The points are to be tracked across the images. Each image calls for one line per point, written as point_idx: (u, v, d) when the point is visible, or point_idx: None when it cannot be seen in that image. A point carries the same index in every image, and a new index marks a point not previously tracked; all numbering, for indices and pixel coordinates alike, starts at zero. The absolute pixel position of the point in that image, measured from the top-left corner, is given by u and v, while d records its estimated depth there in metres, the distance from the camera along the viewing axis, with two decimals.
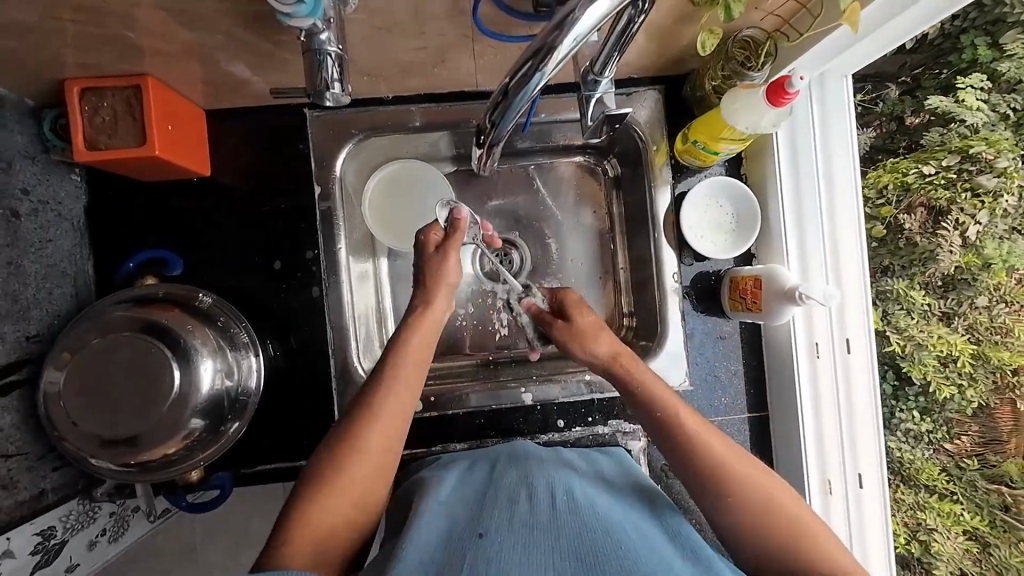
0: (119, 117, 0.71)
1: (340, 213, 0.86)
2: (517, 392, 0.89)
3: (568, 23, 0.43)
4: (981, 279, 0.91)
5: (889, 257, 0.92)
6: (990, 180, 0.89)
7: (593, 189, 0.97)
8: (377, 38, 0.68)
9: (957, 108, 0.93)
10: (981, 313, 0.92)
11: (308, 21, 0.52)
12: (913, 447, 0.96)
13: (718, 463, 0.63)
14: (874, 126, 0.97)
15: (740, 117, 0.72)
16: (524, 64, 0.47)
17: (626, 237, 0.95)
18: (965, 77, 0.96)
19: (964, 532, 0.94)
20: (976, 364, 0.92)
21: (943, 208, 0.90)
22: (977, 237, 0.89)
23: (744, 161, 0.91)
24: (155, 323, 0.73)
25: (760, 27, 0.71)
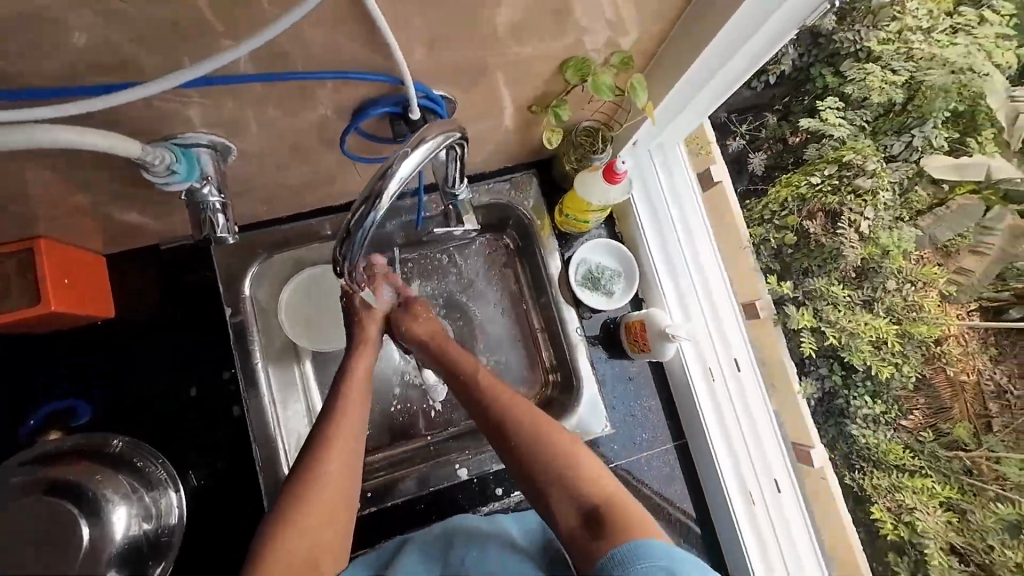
0: (13, 281, 0.73)
1: (254, 327, 0.90)
2: (453, 468, 0.92)
3: (389, 173, 0.51)
4: (885, 266, 0.92)
5: (805, 260, 0.95)
6: (867, 181, 0.92)
7: (500, 261, 1.06)
8: (265, 174, 0.75)
9: (824, 125, 0.92)
10: (896, 296, 0.92)
11: (186, 183, 0.60)
12: (875, 431, 0.90)
13: (521, 425, 0.71)
14: (764, 149, 0.97)
15: (591, 194, 0.85)
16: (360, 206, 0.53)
17: (536, 299, 1.04)
18: (823, 100, 0.93)
19: (941, 504, 0.86)
20: (904, 342, 0.90)
21: (836, 210, 0.93)
22: (870, 230, 0.93)
23: (615, 222, 1.04)
24: (58, 481, 0.67)
25: (594, 120, 0.86)
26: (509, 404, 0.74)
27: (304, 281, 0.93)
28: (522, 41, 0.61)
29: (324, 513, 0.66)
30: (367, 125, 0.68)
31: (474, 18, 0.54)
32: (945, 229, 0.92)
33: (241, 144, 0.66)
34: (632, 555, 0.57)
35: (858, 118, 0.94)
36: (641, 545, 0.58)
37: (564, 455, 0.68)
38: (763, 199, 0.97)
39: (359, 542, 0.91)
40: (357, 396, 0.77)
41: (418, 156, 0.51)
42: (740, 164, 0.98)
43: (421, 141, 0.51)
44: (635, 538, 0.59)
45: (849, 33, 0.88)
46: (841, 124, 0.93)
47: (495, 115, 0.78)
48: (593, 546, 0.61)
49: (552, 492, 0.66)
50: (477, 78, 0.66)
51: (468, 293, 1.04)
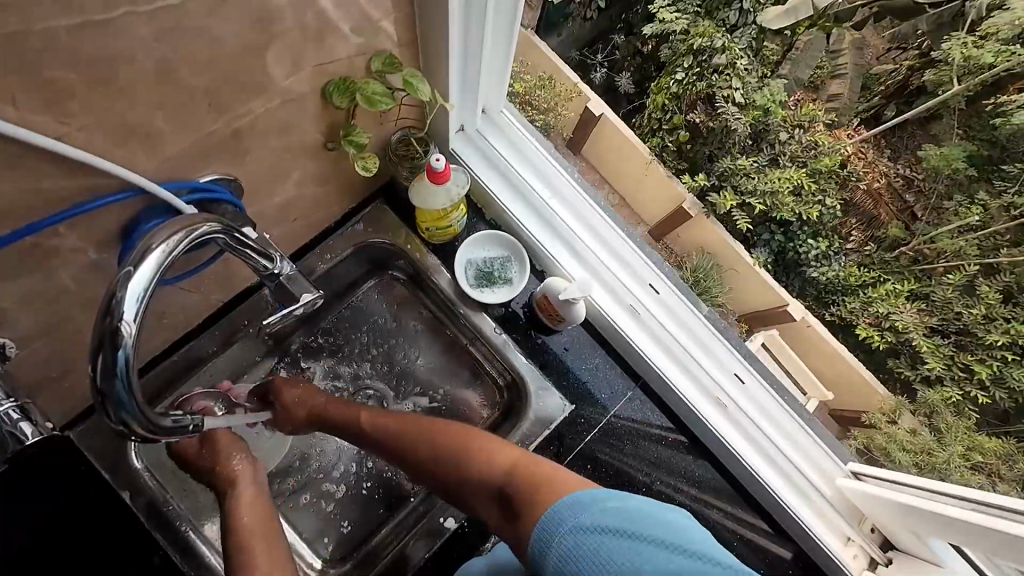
0: None
1: (165, 498, 0.81)
2: (440, 523, 0.88)
3: (117, 302, 0.40)
4: (771, 122, 0.97)
5: (705, 148, 1.00)
6: (722, 57, 0.96)
7: (397, 295, 1.00)
8: (73, 344, 0.66)
9: (666, 23, 0.95)
10: (791, 144, 0.97)
11: None
12: (828, 263, 0.92)
13: (433, 447, 0.72)
14: (626, 68, 1.01)
15: (432, 198, 0.81)
16: (98, 357, 0.41)
17: (449, 315, 0.98)
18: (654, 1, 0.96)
19: (909, 298, 0.83)
20: (818, 180, 0.94)
21: (711, 92, 0.97)
22: (745, 97, 0.97)
23: (483, 210, 0.99)
24: None
25: (401, 127, 0.82)
26: (406, 435, 0.76)
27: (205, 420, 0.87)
28: (254, 88, 0.54)
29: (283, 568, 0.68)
30: None
31: (175, 90, 0.47)
32: (804, 67, 0.96)
33: (12, 329, 0.57)
34: (576, 508, 0.56)
35: (687, 8, 1.00)
36: (556, 507, 0.58)
37: (467, 456, 0.70)
38: (644, 113, 1.01)
39: None
40: (251, 511, 0.75)
41: (151, 267, 0.41)
42: (610, 93, 1.03)
43: (151, 247, 0.41)
44: (548, 502, 0.59)
45: None
46: (676, 19, 0.96)
47: (293, 167, 0.71)
48: (515, 528, 0.62)
49: (478, 492, 0.68)
50: (238, 142, 0.59)
51: (380, 343, 0.99)
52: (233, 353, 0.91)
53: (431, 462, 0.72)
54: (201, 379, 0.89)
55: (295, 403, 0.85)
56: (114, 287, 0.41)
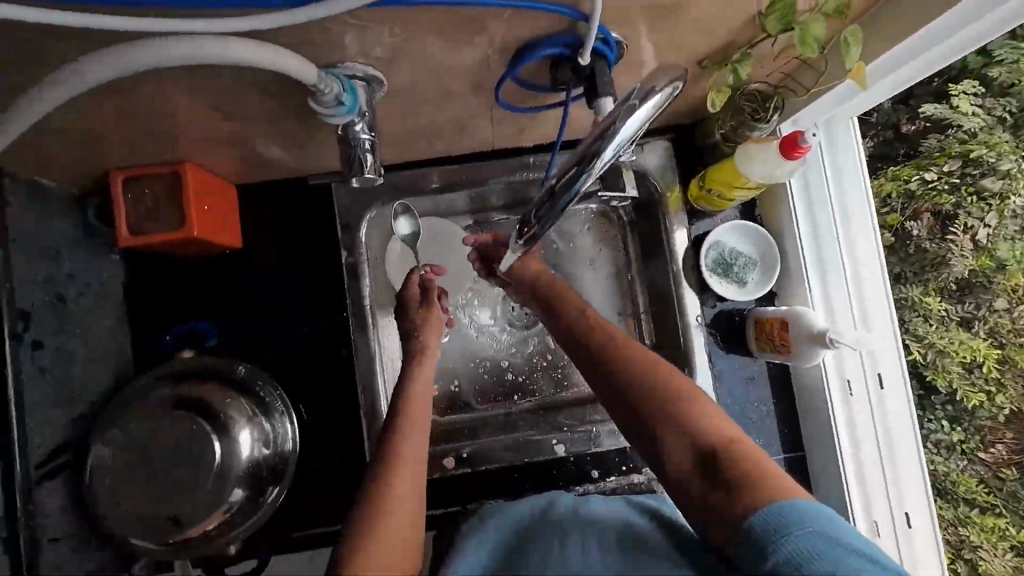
0: (161, 202, 0.76)
1: (363, 266, 0.87)
2: (550, 444, 0.88)
3: (610, 133, 0.47)
4: (996, 282, 0.85)
5: (900, 266, 0.89)
6: (994, 183, 0.83)
7: (607, 231, 0.96)
8: (402, 116, 0.71)
9: (952, 113, 0.85)
10: (1002, 317, 0.85)
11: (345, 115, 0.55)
12: (947, 458, 0.89)
13: (647, 368, 0.66)
14: (869, 134, 0.89)
15: (750, 166, 0.74)
16: (570, 169, 0.52)
17: (644, 273, 0.94)
18: (958, 83, 0.85)
19: (1011, 548, 0.85)
20: (1003, 368, 0.84)
21: (948, 212, 0.86)
22: (987, 240, 0.85)
23: (758, 204, 0.92)
24: (195, 399, 0.78)
25: (767, 81, 0.74)
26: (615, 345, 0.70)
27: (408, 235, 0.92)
28: None
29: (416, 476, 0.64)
30: (526, 70, 0.61)
31: None
32: None
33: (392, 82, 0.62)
34: (828, 518, 0.49)
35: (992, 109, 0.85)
36: (792, 506, 0.49)
37: (683, 402, 0.61)
38: None
39: (451, 497, 0.90)
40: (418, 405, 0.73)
41: (644, 110, 0.47)
42: None
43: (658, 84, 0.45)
44: (791, 501, 0.50)
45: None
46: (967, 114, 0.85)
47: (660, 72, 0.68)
48: (712, 495, 0.54)
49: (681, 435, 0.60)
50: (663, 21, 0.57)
51: (569, 264, 0.95)
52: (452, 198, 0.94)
53: (638, 378, 0.65)
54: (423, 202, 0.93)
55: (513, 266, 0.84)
56: (611, 118, 0.48)
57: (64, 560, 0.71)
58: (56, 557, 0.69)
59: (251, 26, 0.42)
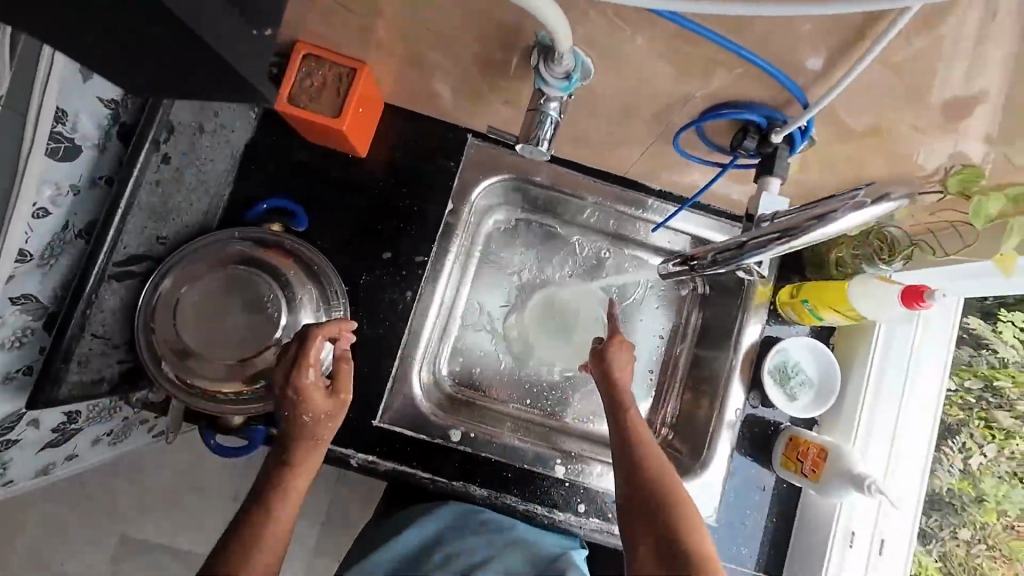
0: (325, 86, 0.79)
1: (458, 234, 0.93)
2: (552, 460, 0.89)
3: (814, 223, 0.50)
4: (967, 511, 0.88)
5: None
6: (1007, 419, 0.87)
7: (675, 299, 1.03)
8: (576, 112, 0.74)
9: (992, 336, 0.87)
10: (959, 546, 0.88)
11: (558, 92, 0.58)
12: None
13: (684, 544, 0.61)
14: None
15: (860, 300, 0.76)
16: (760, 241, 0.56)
17: (692, 350, 1.01)
18: (1012, 311, 0.86)
19: None
20: None
21: (953, 427, 0.89)
22: (978, 467, 0.88)
23: (834, 331, 0.93)
24: (274, 269, 0.82)
25: (903, 229, 0.77)
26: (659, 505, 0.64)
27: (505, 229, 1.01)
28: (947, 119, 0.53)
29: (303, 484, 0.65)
30: (710, 124, 0.65)
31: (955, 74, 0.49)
32: None
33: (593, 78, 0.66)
34: None
35: None
36: None
37: None
38: None
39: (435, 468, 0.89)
40: (310, 439, 0.67)
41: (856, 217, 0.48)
42: None
43: (869, 202, 0.46)
44: None
45: None
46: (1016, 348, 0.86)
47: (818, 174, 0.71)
48: None
49: None
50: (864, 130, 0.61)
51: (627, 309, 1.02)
52: (559, 199, 0.97)
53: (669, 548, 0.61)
54: (531, 192, 0.97)
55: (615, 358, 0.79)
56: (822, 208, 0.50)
57: (89, 359, 0.71)
58: (85, 351, 0.69)
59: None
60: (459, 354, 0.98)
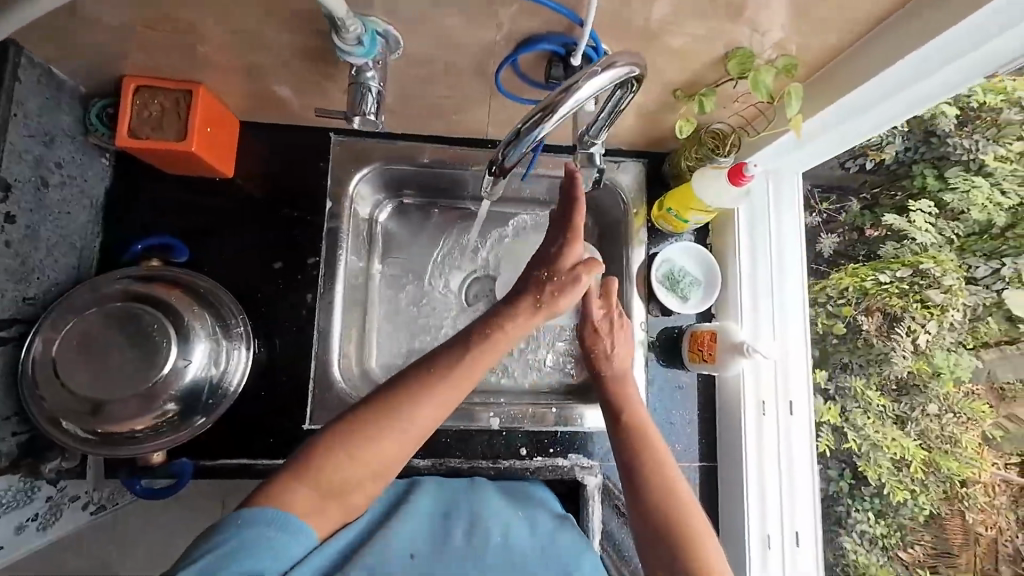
0: (165, 114, 0.79)
1: (345, 231, 0.94)
2: (483, 416, 0.92)
3: (571, 90, 0.51)
4: (932, 388, 0.89)
5: (848, 356, 0.95)
6: (939, 296, 0.88)
7: (579, 240, 1.06)
8: (411, 84, 0.79)
9: (910, 226, 0.90)
10: (934, 422, 0.89)
11: (361, 60, 0.61)
12: (869, 551, 0.93)
13: (679, 509, 0.66)
14: (837, 233, 0.98)
15: (705, 192, 0.84)
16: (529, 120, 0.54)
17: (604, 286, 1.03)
18: (917, 201, 0.90)
19: None
20: (929, 472, 0.89)
21: (897, 314, 0.92)
22: (927, 345, 0.90)
23: (710, 233, 1.03)
24: (156, 299, 0.79)
25: (727, 122, 0.85)
26: (661, 496, 0.67)
27: (401, 220, 1.03)
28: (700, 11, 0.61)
29: (422, 429, 0.61)
30: (524, 61, 0.70)
31: None
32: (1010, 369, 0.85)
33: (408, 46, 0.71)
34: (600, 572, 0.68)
35: (947, 229, 0.89)
36: None
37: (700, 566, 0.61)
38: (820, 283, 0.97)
39: None
40: (452, 394, 0.63)
41: (600, 81, 0.51)
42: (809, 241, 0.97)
43: (597, 68, 0.50)
44: None
45: (964, 140, 0.84)
46: (929, 230, 0.90)
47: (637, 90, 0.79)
48: None
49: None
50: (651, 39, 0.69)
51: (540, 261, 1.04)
52: (437, 174, 0.98)
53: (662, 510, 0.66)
54: (411, 173, 0.98)
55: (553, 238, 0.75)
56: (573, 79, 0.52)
57: None
58: None
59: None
60: (385, 346, 0.97)
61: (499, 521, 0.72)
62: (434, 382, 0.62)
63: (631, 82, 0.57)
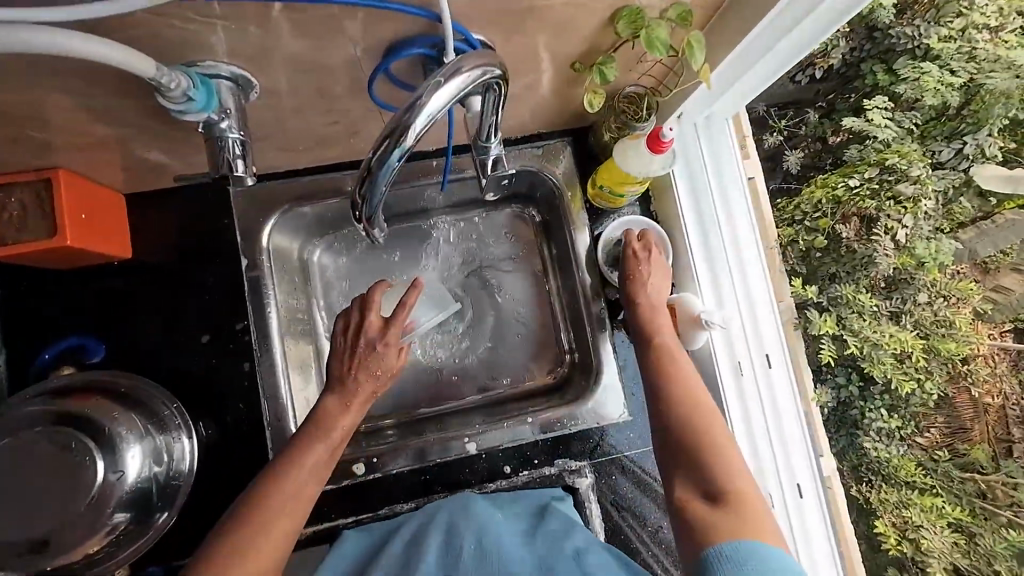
0: (28, 210, 0.71)
1: (269, 283, 0.87)
2: (461, 442, 0.87)
3: (416, 107, 0.46)
4: (918, 278, 0.99)
5: (834, 265, 1.00)
6: (908, 188, 1.00)
7: (525, 234, 1.01)
8: (288, 118, 0.71)
9: (868, 126, 1.04)
10: (925, 309, 1.00)
11: (203, 114, 0.56)
12: (889, 444, 0.99)
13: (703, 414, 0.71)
14: (800, 146, 1.08)
15: (630, 163, 0.79)
16: (382, 146, 0.48)
17: (559, 276, 0.99)
18: (870, 100, 1.07)
19: (948, 524, 0.97)
20: (930, 358, 0.99)
21: (872, 216, 1.01)
22: (906, 239, 1.00)
23: (653, 199, 0.97)
24: (74, 414, 0.72)
25: (641, 85, 0.78)
26: (685, 424, 0.71)
27: (334, 254, 0.97)
28: None
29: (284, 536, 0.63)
30: (398, 68, 0.63)
31: None
32: (988, 243, 1.01)
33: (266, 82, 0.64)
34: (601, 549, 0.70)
35: (903, 122, 1.07)
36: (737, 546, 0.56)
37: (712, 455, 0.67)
38: (795, 199, 1.04)
39: (360, 507, 0.87)
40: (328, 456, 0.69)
41: (449, 91, 0.46)
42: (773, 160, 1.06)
43: (440, 79, 0.45)
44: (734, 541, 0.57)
45: (907, 29, 1.08)
46: (885, 127, 1.04)
47: (533, 72, 0.72)
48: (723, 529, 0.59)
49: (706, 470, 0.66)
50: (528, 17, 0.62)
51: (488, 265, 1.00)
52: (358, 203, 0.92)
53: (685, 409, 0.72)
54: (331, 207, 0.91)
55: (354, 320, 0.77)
56: (417, 92, 0.46)
57: None
58: None
59: (79, 18, 0.41)
60: None
61: (486, 529, 0.72)
62: (273, 493, 0.63)
63: (497, 84, 0.52)
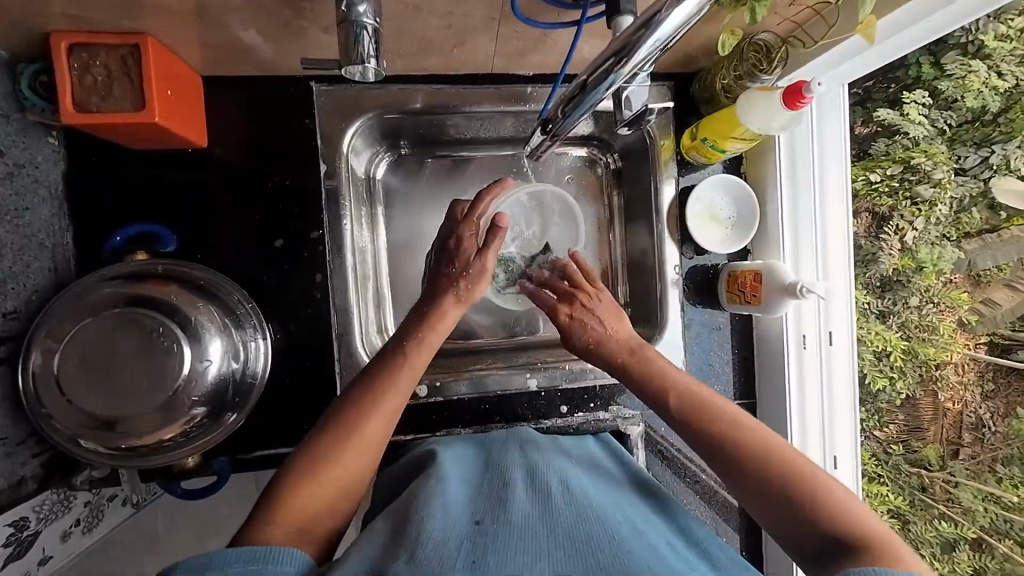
0: (113, 78, 0.66)
1: (346, 194, 0.83)
2: (523, 378, 0.90)
3: (653, 23, 0.44)
4: (914, 281, 0.97)
5: None
6: (928, 190, 0.95)
7: (592, 183, 1.00)
8: (405, 14, 0.65)
9: (902, 121, 0.94)
10: (913, 312, 0.98)
11: None
12: None
13: (736, 431, 0.61)
14: None
15: (752, 117, 0.74)
16: (603, 63, 0.50)
17: (625, 229, 0.99)
18: (910, 94, 0.94)
19: (888, 510, 1.00)
20: (907, 359, 0.98)
21: (885, 214, 0.98)
22: (913, 242, 0.97)
23: (744, 161, 0.95)
24: (152, 298, 0.71)
25: (774, 32, 0.74)
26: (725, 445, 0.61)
27: (400, 172, 0.95)
28: None
29: (374, 445, 0.63)
30: None
31: None
32: (989, 256, 0.95)
33: None
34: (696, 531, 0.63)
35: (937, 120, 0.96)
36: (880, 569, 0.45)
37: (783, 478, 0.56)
38: None
39: (417, 428, 0.89)
40: (404, 381, 0.68)
41: (687, 11, 0.43)
42: None
43: None
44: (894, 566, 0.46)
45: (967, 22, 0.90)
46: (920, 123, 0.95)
47: None
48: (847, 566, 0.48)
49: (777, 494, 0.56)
50: None
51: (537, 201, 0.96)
52: (439, 123, 0.88)
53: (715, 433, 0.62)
54: (412, 124, 0.87)
55: (453, 246, 0.81)
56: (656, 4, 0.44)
57: None
58: None
59: None
60: (407, 308, 0.95)
61: (570, 480, 0.68)
62: (361, 421, 0.63)
63: None
